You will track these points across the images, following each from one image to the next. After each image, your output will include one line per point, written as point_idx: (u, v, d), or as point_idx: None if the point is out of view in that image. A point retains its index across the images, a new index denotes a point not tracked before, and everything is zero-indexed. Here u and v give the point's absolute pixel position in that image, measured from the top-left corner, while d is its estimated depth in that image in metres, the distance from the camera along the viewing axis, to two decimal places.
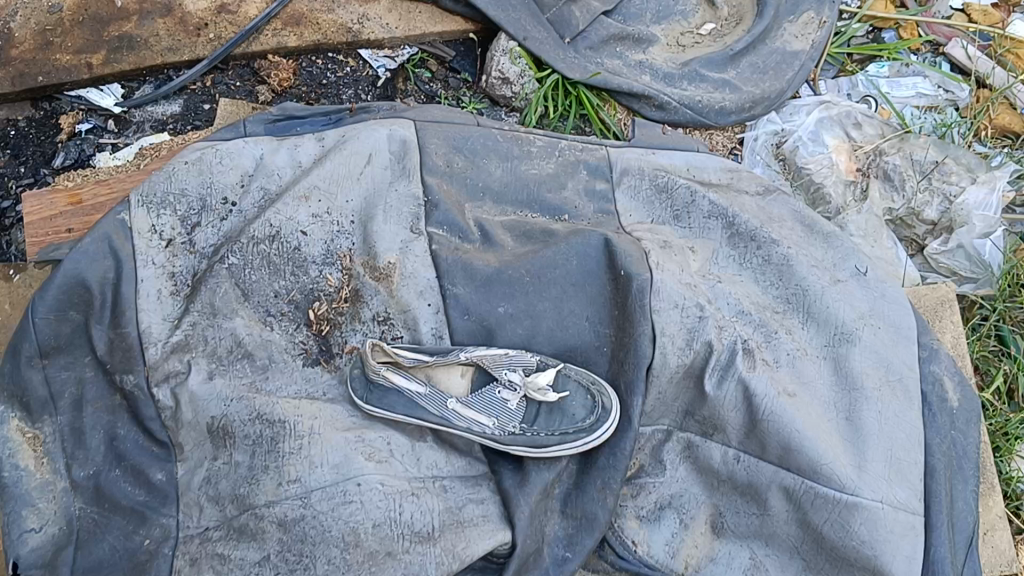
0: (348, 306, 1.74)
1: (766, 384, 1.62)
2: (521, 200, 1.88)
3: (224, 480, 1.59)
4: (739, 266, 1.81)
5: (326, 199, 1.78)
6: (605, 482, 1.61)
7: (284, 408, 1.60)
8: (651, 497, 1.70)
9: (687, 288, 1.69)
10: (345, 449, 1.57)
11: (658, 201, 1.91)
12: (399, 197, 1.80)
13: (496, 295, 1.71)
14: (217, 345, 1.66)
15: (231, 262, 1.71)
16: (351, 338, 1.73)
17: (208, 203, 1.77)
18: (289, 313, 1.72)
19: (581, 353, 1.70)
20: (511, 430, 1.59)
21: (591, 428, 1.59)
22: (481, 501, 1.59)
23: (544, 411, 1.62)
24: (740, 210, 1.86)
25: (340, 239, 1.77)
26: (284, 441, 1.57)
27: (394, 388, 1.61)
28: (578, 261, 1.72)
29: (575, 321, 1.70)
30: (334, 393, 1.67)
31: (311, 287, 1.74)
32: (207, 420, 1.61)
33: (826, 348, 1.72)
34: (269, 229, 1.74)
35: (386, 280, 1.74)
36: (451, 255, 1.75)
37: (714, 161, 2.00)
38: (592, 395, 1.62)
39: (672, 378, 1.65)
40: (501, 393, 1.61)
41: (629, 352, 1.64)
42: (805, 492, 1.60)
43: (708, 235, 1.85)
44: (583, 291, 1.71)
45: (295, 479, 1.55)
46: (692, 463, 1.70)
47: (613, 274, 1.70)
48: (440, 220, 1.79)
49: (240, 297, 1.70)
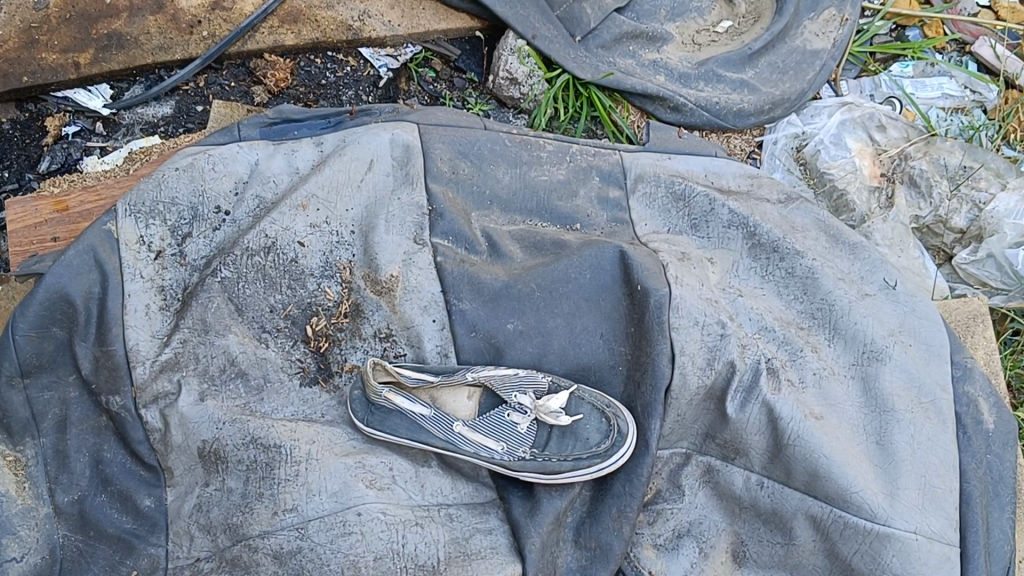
0: (348, 321, 1.65)
1: (792, 407, 1.52)
2: (530, 209, 1.79)
3: (216, 507, 1.50)
4: (761, 279, 1.72)
5: (325, 207, 1.68)
6: (621, 510, 1.51)
7: (279, 433, 1.51)
8: (669, 524, 1.60)
9: (708, 303, 1.58)
10: (345, 475, 1.48)
11: (674, 209, 1.81)
12: (401, 205, 1.70)
13: (505, 311, 1.62)
14: (209, 363, 1.57)
15: (224, 275, 1.61)
16: (352, 356, 1.64)
17: (200, 213, 1.68)
18: (286, 328, 1.63)
19: (595, 372, 1.61)
20: (521, 456, 1.50)
21: (606, 453, 1.50)
22: (489, 531, 1.49)
23: (556, 434, 1.53)
24: (762, 218, 1.76)
25: (339, 251, 1.68)
26: (279, 468, 1.48)
27: (397, 409, 1.52)
28: (591, 275, 1.62)
29: (589, 338, 1.60)
30: (332, 414, 1.58)
31: (309, 301, 1.65)
32: (198, 444, 1.52)
33: (855, 366, 1.62)
34: (264, 240, 1.64)
35: (388, 294, 1.64)
36: (457, 268, 1.65)
37: (733, 166, 1.90)
38: (607, 419, 1.52)
39: (691, 400, 1.56)
40: (510, 417, 1.52)
41: (646, 372, 1.55)
42: (834, 522, 1.51)
43: (728, 245, 1.76)
44: (597, 306, 1.61)
45: (292, 508, 1.46)
46: (711, 489, 1.61)
47: (629, 289, 1.60)
48: (445, 230, 1.69)
49: (234, 312, 1.61)
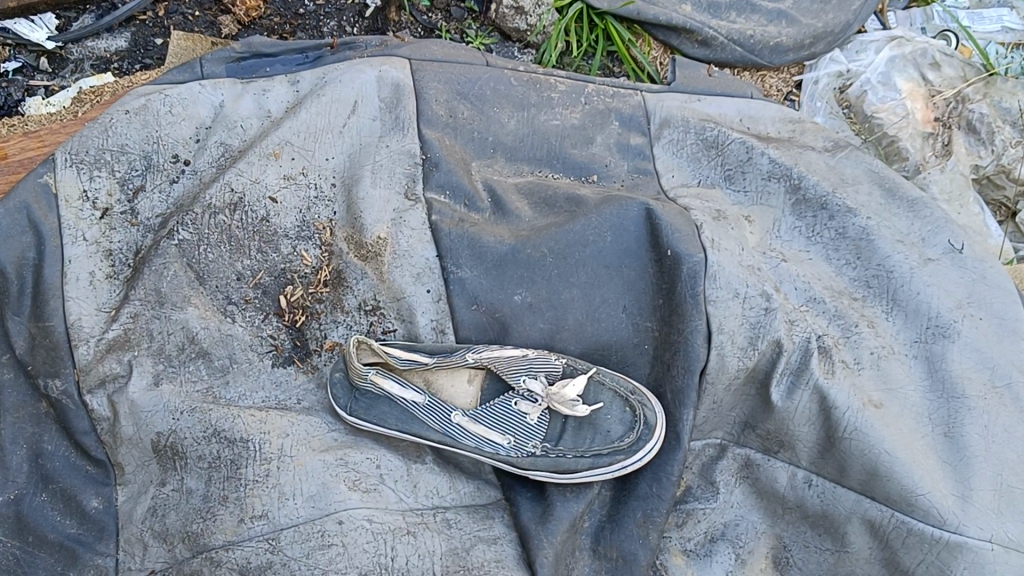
0: (328, 291, 1.41)
1: (848, 395, 1.30)
2: (540, 158, 1.54)
3: (173, 512, 1.27)
4: (807, 240, 1.49)
5: (301, 157, 1.46)
6: (648, 514, 1.30)
7: (245, 426, 1.29)
8: (700, 527, 1.38)
9: (749, 272, 1.35)
10: (324, 475, 1.26)
11: (706, 157, 1.57)
12: (390, 154, 1.47)
13: (511, 280, 1.38)
14: (166, 341, 1.34)
15: (181, 238, 1.38)
16: (332, 332, 1.40)
17: (155, 163, 1.44)
18: (255, 300, 1.40)
19: (617, 352, 1.37)
20: (531, 452, 1.27)
21: (630, 449, 1.27)
22: (494, 541, 1.26)
23: (572, 426, 1.30)
24: (807, 170, 1.53)
25: (318, 208, 1.45)
26: (246, 467, 1.26)
27: (386, 396, 1.30)
28: (613, 238, 1.38)
29: (610, 312, 1.37)
30: (311, 400, 1.35)
31: (282, 267, 1.42)
32: (152, 438, 1.30)
33: (917, 343, 1.39)
34: (229, 196, 1.41)
35: (375, 260, 1.41)
36: (455, 229, 1.41)
37: (771, 109, 1.66)
38: (631, 408, 1.29)
39: (730, 385, 1.34)
40: (518, 406, 1.29)
41: (677, 354, 1.32)
42: (895, 528, 1.29)
43: (769, 201, 1.53)
44: (619, 275, 1.37)
45: (261, 515, 1.24)
46: (750, 486, 1.39)
47: (658, 255, 1.36)
48: (441, 183, 1.46)
49: (194, 281, 1.37)
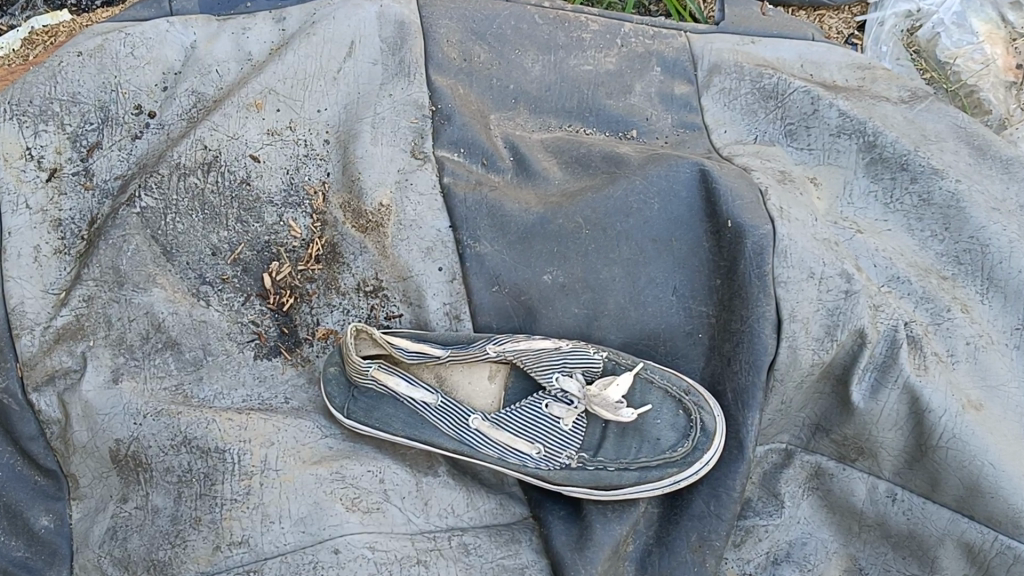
0: (321, 269, 1.19)
1: (945, 395, 1.08)
2: (569, 110, 1.31)
3: (136, 535, 1.06)
4: (884, 207, 1.26)
5: (288, 107, 1.23)
6: (704, 537, 1.09)
7: (221, 432, 1.07)
8: (761, 546, 1.18)
9: (825, 247, 1.12)
10: (316, 492, 1.05)
11: (762, 109, 1.34)
12: (392, 105, 1.24)
13: (539, 256, 1.16)
14: (126, 329, 1.12)
15: (144, 205, 1.15)
16: (326, 318, 1.18)
17: (113, 115, 1.21)
18: (234, 279, 1.17)
19: (667, 343, 1.14)
20: (566, 464, 1.06)
21: (683, 462, 1.06)
22: (521, 571, 1.05)
23: (613, 433, 1.08)
24: (884, 124, 1.30)
25: (308, 168, 1.22)
26: (222, 483, 1.05)
27: (390, 395, 1.09)
28: (661, 206, 1.15)
29: (657, 293, 1.14)
30: (300, 399, 1.13)
31: (266, 240, 1.19)
32: (110, 446, 1.08)
33: (1018, 332, 1.18)
34: (201, 154, 1.19)
35: (377, 232, 1.18)
36: (472, 194, 1.19)
37: (836, 53, 1.42)
38: (685, 410, 1.08)
39: (802, 383, 1.11)
40: (549, 409, 1.07)
41: (740, 346, 1.10)
42: (999, 554, 1.08)
43: (838, 160, 1.30)
44: (668, 250, 1.15)
45: (240, 542, 1.03)
46: (820, 499, 1.18)
47: (715, 226, 1.14)
48: (453, 139, 1.23)
49: (160, 257, 1.15)
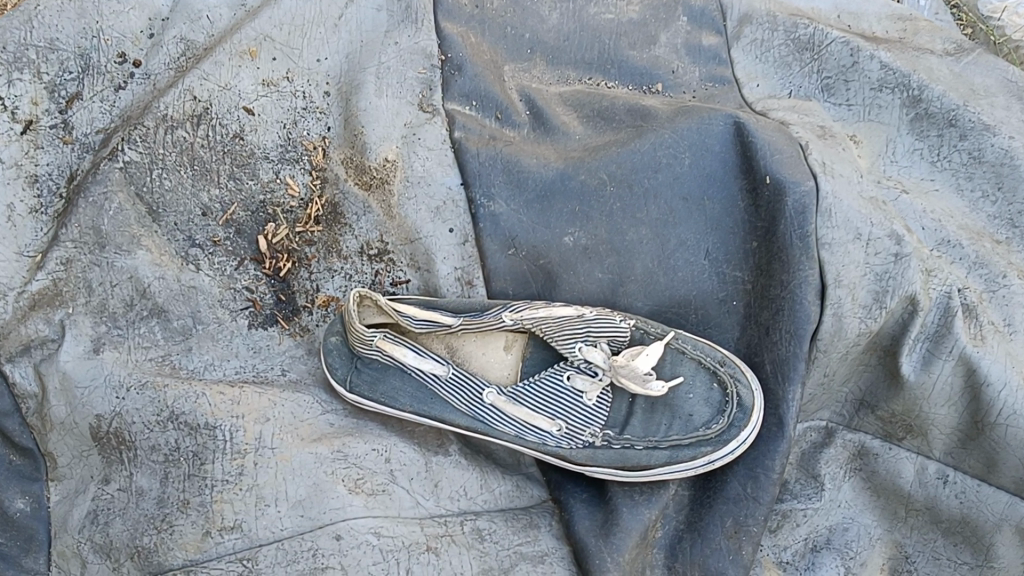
0: (321, 230, 1.09)
1: (1002, 369, 0.98)
2: (589, 61, 1.21)
3: (119, 519, 0.96)
4: (930, 166, 1.16)
5: (285, 56, 1.13)
6: (740, 523, 0.99)
7: (211, 407, 0.98)
8: (799, 532, 1.08)
9: (872, 205, 1.02)
10: (316, 473, 0.96)
11: (797, 61, 1.23)
12: (398, 53, 1.14)
13: (559, 216, 1.07)
14: (108, 295, 1.02)
15: (127, 159, 1.05)
16: (326, 284, 1.08)
17: (94, 63, 1.11)
18: (226, 241, 1.07)
19: (698, 310, 1.05)
20: (589, 443, 0.97)
21: (718, 441, 0.96)
22: (541, 559, 0.96)
23: (641, 408, 0.99)
24: (929, 77, 1.19)
25: (306, 122, 1.12)
26: (213, 463, 0.96)
27: (397, 367, 0.99)
28: (693, 161, 1.06)
29: (689, 257, 1.05)
30: (299, 371, 1.04)
31: (261, 199, 1.09)
32: (90, 423, 0.98)
33: None
34: (190, 105, 1.09)
35: (382, 189, 1.09)
36: (486, 149, 1.10)
37: (874, 3, 1.30)
38: (720, 384, 0.98)
39: (846, 354, 1.02)
40: (572, 382, 0.98)
41: (780, 315, 1.00)
42: None
43: (880, 117, 1.19)
44: (700, 210, 1.06)
45: (233, 527, 0.94)
46: (863, 481, 1.08)
47: (751, 182, 1.04)
48: (464, 91, 1.13)
49: (145, 216, 1.05)
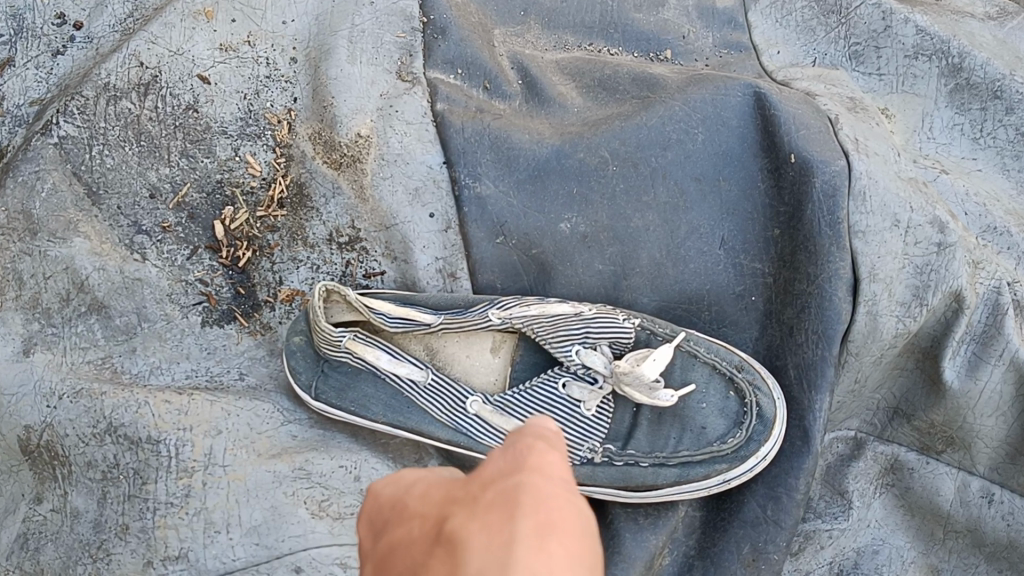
0: (285, 215, 0.96)
1: None
2: (589, 25, 1.08)
3: (51, 544, 0.84)
4: (972, 143, 1.03)
5: (245, 17, 1.00)
6: (758, 550, 0.88)
7: (155, 419, 0.86)
8: (823, 555, 0.95)
9: (912, 187, 0.90)
10: (273, 495, 0.85)
11: (822, 25, 1.09)
12: (374, 15, 1.00)
13: (554, 198, 0.94)
14: (42, 289, 0.89)
15: (63, 133, 0.93)
16: (289, 277, 0.95)
17: (29, 25, 0.99)
18: (177, 227, 0.95)
19: (712, 308, 0.92)
20: (586, 459, 0.85)
21: (735, 457, 0.84)
22: None
23: (647, 419, 0.87)
24: (971, 43, 1.05)
25: (271, 92, 0.99)
26: (155, 483, 0.84)
27: (369, 371, 0.87)
28: (707, 137, 0.94)
29: (702, 246, 0.93)
30: (258, 374, 0.92)
31: (218, 179, 0.96)
32: (18, 435, 0.86)
33: None
34: (137, 73, 0.96)
35: (353, 169, 0.96)
36: (471, 123, 0.96)
37: None
38: (737, 393, 0.86)
39: (881, 359, 0.89)
40: (569, 391, 0.86)
41: (807, 313, 0.88)
42: None
43: (916, 87, 1.05)
44: (715, 192, 0.93)
45: (178, 557, 0.83)
46: (895, 498, 0.95)
47: (773, 161, 0.92)
48: (448, 57, 1.00)
49: (84, 198, 0.92)
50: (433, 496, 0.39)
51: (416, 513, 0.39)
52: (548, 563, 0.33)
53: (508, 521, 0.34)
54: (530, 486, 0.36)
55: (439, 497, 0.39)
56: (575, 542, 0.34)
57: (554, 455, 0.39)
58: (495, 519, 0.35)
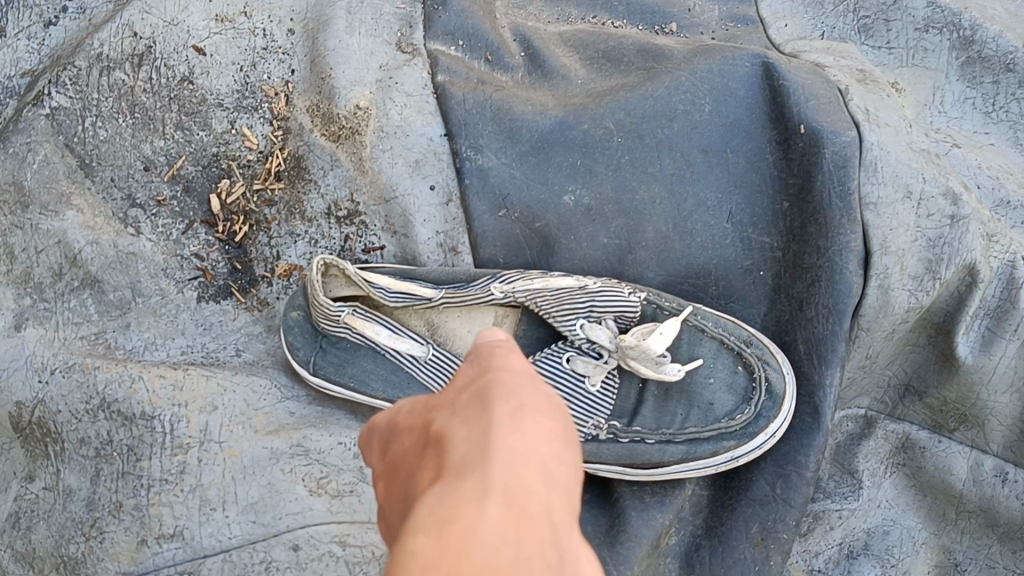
0: (282, 188, 0.94)
1: None
2: None
3: (43, 523, 0.83)
4: (983, 117, 1.01)
5: None
6: (767, 529, 0.86)
7: (148, 394, 0.84)
8: (833, 537, 0.93)
9: (925, 159, 0.87)
10: (270, 472, 0.83)
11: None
12: None
13: (557, 171, 0.92)
14: (33, 263, 0.89)
15: (55, 104, 0.92)
16: (287, 252, 0.93)
17: None
18: (172, 201, 0.93)
19: (720, 282, 0.90)
20: (590, 436, 0.83)
21: (743, 434, 0.82)
22: None
23: (653, 395, 0.85)
24: (982, 15, 1.02)
25: (267, 64, 0.97)
26: (149, 459, 0.83)
27: (368, 347, 0.85)
28: (714, 108, 0.91)
29: (709, 219, 0.90)
30: (255, 351, 0.90)
31: (213, 152, 0.94)
32: (10, 411, 0.85)
33: None
34: (130, 43, 0.95)
35: (352, 141, 0.94)
36: (472, 94, 0.94)
37: None
38: (745, 368, 0.83)
39: (893, 334, 0.87)
40: (573, 366, 0.83)
41: (816, 287, 0.86)
42: None
43: (925, 61, 1.02)
44: (722, 164, 0.91)
45: (173, 535, 0.81)
46: (906, 478, 0.93)
47: (782, 132, 0.89)
48: (449, 28, 0.97)
49: (76, 170, 0.91)
50: (412, 405, 0.41)
51: (401, 424, 0.40)
52: (525, 436, 0.35)
53: (486, 409, 0.36)
54: (497, 380, 0.38)
55: (419, 403, 0.40)
56: (547, 419, 0.37)
57: (513, 353, 0.41)
58: (473, 410, 0.37)
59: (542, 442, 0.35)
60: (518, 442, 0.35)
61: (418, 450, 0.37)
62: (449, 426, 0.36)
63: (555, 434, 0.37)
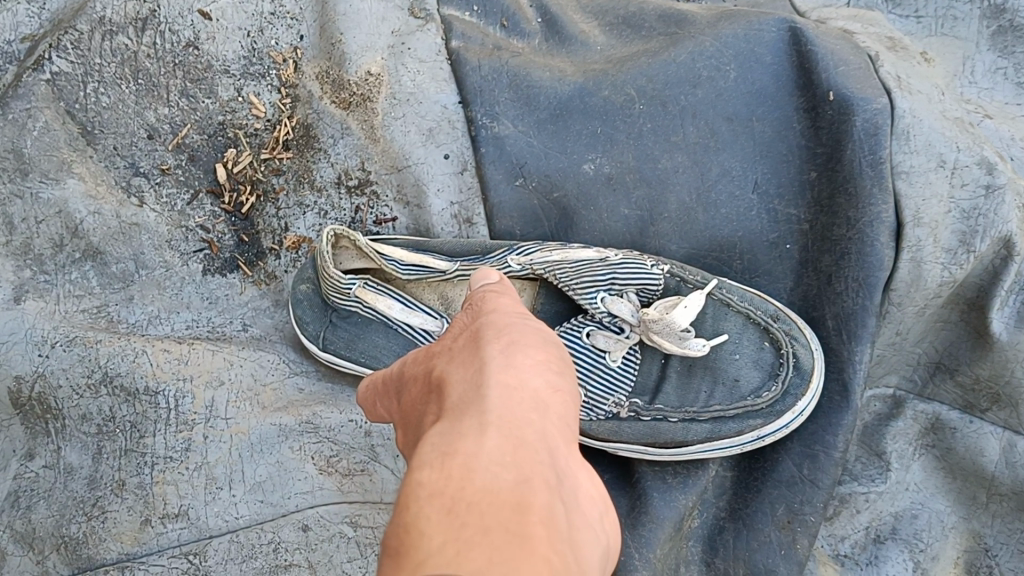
0: (291, 158, 0.91)
1: None
2: None
3: (43, 503, 0.82)
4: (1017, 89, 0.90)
5: None
6: (793, 511, 0.83)
7: (152, 368, 0.84)
8: (859, 521, 0.90)
9: (959, 126, 0.82)
10: (278, 449, 0.84)
11: None
12: None
13: (575, 139, 0.89)
14: (33, 234, 0.85)
15: (55, 69, 0.88)
16: (295, 223, 0.90)
17: None
18: (176, 170, 0.90)
19: (744, 255, 0.87)
20: (610, 414, 0.80)
21: (770, 413, 0.79)
22: None
23: (676, 372, 0.82)
24: None
25: (275, 29, 0.93)
26: (152, 436, 0.83)
27: (381, 322, 0.82)
28: (740, 75, 0.87)
29: (734, 190, 0.87)
30: (262, 326, 0.89)
31: (219, 121, 0.91)
32: (8, 387, 0.82)
33: None
34: (133, 6, 0.90)
35: (364, 108, 0.91)
36: (488, 60, 0.90)
37: None
38: (772, 344, 0.80)
39: (926, 309, 0.83)
40: (594, 341, 0.80)
41: (845, 261, 0.82)
42: None
43: (955, 31, 0.92)
44: (748, 132, 0.87)
45: (178, 514, 0.83)
46: (935, 460, 0.88)
47: (810, 100, 0.85)
48: None
49: (78, 138, 0.88)
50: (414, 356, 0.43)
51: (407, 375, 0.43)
52: (518, 369, 0.38)
53: (482, 349, 0.39)
54: (490, 324, 0.41)
55: (419, 353, 0.43)
56: (539, 354, 0.39)
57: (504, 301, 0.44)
58: (468, 351, 0.39)
59: (535, 374, 0.38)
60: (510, 378, 0.37)
61: (422, 395, 0.40)
62: (448, 368, 0.39)
63: (547, 365, 0.39)
